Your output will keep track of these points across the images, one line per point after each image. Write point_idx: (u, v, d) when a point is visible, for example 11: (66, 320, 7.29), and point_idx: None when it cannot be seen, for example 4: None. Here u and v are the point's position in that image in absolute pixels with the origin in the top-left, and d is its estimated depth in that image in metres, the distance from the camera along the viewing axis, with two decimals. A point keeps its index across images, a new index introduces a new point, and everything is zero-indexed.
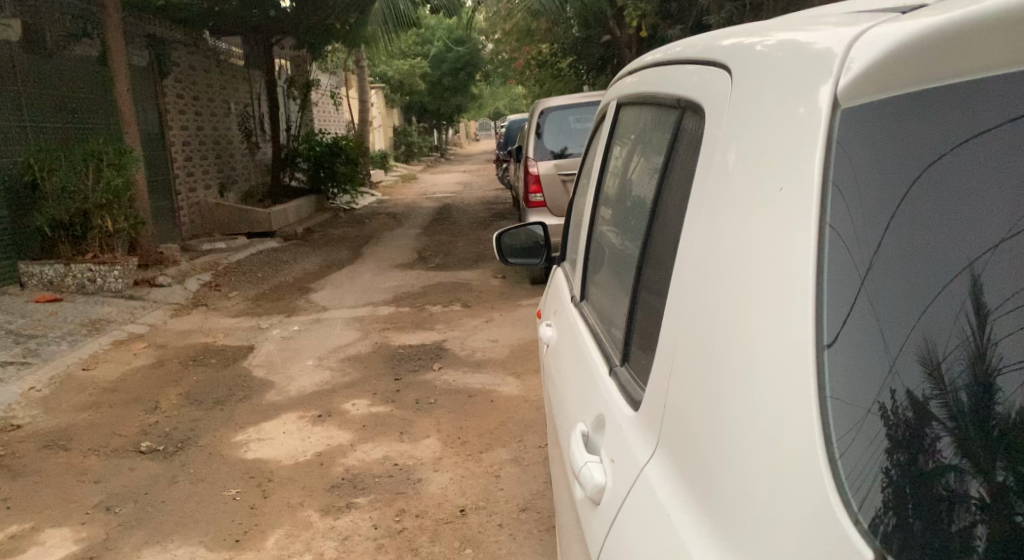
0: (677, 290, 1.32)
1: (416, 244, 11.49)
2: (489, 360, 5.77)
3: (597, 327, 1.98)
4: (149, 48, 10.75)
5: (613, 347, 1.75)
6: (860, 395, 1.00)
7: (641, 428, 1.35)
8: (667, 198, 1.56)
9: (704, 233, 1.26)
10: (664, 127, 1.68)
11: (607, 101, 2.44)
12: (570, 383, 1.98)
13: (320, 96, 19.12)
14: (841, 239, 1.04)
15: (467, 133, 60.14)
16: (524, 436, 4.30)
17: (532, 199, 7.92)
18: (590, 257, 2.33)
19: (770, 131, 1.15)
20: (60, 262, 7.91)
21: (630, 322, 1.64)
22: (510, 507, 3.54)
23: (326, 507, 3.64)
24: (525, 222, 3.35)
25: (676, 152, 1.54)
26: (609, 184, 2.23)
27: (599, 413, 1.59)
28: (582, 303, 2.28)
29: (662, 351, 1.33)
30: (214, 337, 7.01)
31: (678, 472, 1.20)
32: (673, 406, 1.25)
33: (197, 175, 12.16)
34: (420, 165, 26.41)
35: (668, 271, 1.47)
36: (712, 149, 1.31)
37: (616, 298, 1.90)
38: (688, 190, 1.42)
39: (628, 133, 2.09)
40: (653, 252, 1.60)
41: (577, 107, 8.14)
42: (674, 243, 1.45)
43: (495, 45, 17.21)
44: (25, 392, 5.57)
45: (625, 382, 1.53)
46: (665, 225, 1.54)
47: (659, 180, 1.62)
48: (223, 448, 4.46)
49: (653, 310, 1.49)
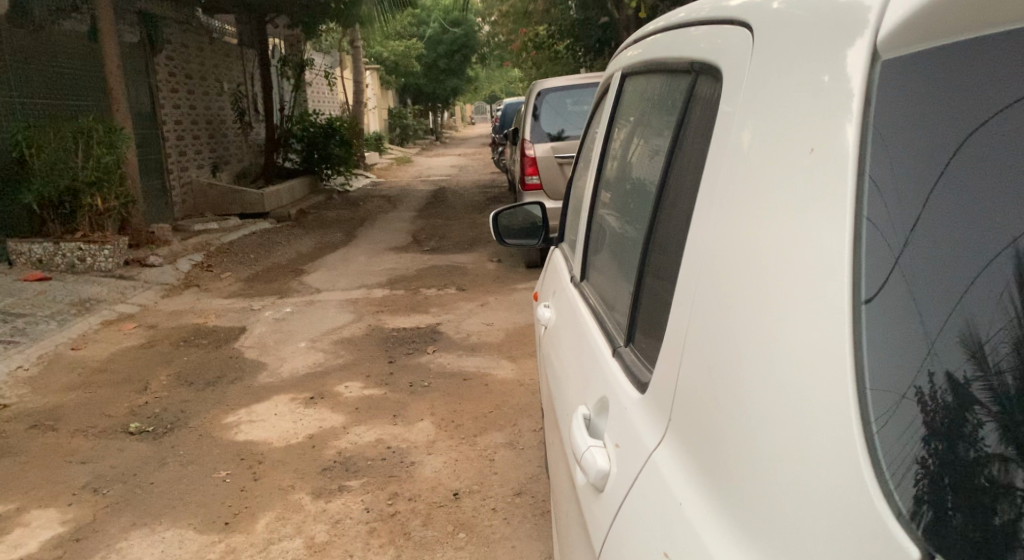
0: (691, 266, 1.26)
1: (411, 227, 11.42)
2: (483, 343, 5.71)
3: (598, 308, 1.91)
4: (140, 24, 10.60)
5: (616, 329, 1.68)
6: (893, 376, 0.93)
7: (649, 411, 1.30)
8: (676, 170, 1.49)
9: (722, 210, 1.19)
10: (673, 95, 1.61)
11: (612, 73, 2.37)
12: (571, 363, 1.92)
13: (314, 77, 18.97)
14: (876, 215, 0.97)
15: (462, 117, 59.91)
16: (518, 420, 4.26)
17: (528, 182, 7.84)
18: (590, 236, 2.26)
19: (799, 102, 1.09)
20: (49, 241, 7.80)
21: (635, 304, 1.58)
22: (504, 491, 3.50)
23: (318, 490, 3.58)
24: (522, 202, 3.28)
25: (688, 120, 1.47)
26: (612, 158, 2.15)
27: (602, 395, 1.53)
28: (582, 283, 2.22)
29: (673, 331, 1.28)
30: (205, 317, 6.93)
31: (691, 457, 1.14)
32: (685, 387, 1.19)
33: (189, 154, 12.05)
34: (416, 149, 26.29)
35: (677, 246, 1.40)
36: (731, 113, 1.24)
37: (617, 279, 1.83)
38: (700, 159, 1.36)
39: (632, 102, 2.02)
40: (661, 227, 1.52)
41: (574, 89, 8.04)
42: (685, 216, 1.38)
43: (492, 27, 17.10)
44: (12, 371, 5.50)
45: (629, 362, 1.48)
46: (675, 198, 1.47)
47: (669, 152, 1.55)
48: (213, 430, 4.40)
49: (661, 292, 1.43)
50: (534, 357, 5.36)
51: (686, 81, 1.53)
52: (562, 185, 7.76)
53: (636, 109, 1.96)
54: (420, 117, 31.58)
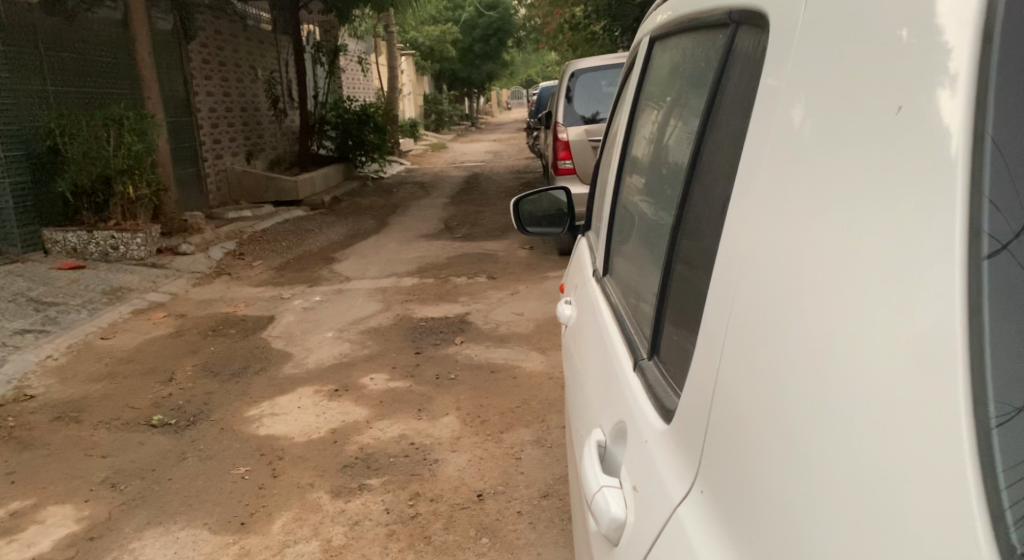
0: (730, 257, 1.07)
1: (443, 213, 11.29)
2: (513, 333, 5.55)
3: (622, 305, 1.74)
4: (174, 11, 10.54)
5: (642, 331, 1.50)
6: (1006, 389, 0.76)
7: (676, 435, 1.12)
8: (712, 143, 1.30)
9: (770, 192, 1.00)
10: (710, 56, 1.41)
11: (639, 40, 2.17)
12: (590, 368, 1.75)
13: (349, 62, 18.87)
14: (991, 189, 0.77)
15: (497, 103, 59.67)
16: (547, 415, 4.09)
17: (561, 166, 7.61)
18: (615, 221, 2.08)
19: (877, 54, 0.89)
20: (83, 229, 7.78)
21: (661, 304, 1.40)
22: (530, 493, 3.33)
23: (338, 489, 3.46)
24: (548, 187, 3.09)
25: (727, 82, 1.27)
26: (641, 135, 1.97)
27: (619, 420, 1.36)
28: (605, 278, 2.04)
29: (707, 332, 1.09)
30: (235, 306, 6.86)
31: (736, 490, 0.95)
32: (725, 400, 1.01)
33: (224, 142, 12.02)
34: (451, 136, 26.15)
35: (711, 230, 1.21)
36: (782, 73, 1.04)
37: (645, 271, 1.65)
38: (740, 125, 1.17)
39: (664, 70, 1.83)
40: (694, 208, 1.33)
41: (607, 70, 7.86)
42: (721, 198, 1.20)
43: (528, 9, 16.92)
44: (41, 361, 5.47)
45: (652, 381, 1.30)
46: (709, 173, 1.28)
47: (702, 125, 1.36)
48: (236, 423, 4.29)
49: (693, 283, 1.24)
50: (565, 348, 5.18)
51: (724, 37, 1.33)
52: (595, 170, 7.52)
53: (668, 78, 1.77)
54: (455, 103, 31.39)
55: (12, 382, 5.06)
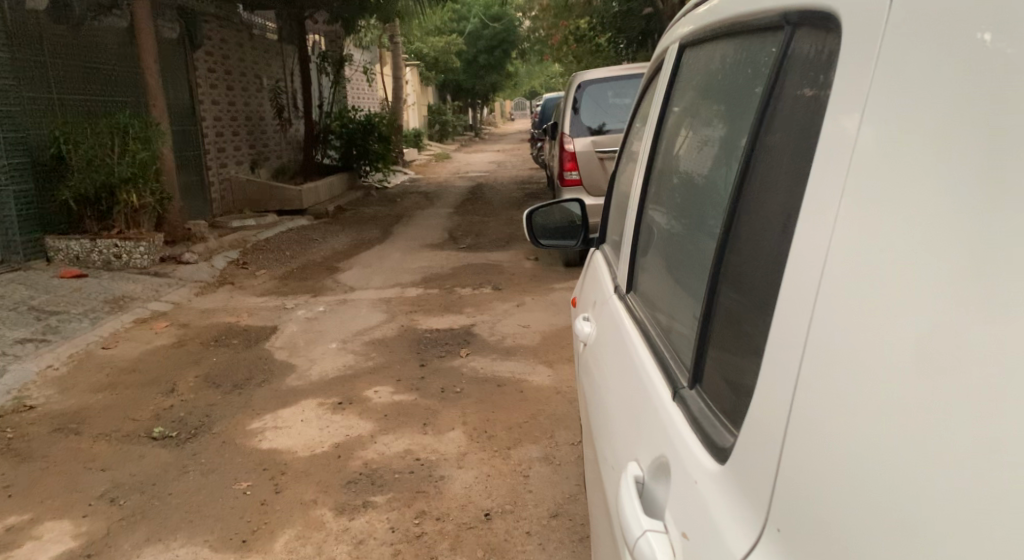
0: (802, 279, 0.98)
1: (447, 223, 11.22)
2: (520, 346, 5.47)
3: (652, 326, 1.66)
4: (180, 20, 10.50)
5: (680, 356, 1.42)
6: None
7: (737, 475, 1.04)
8: (765, 156, 1.22)
9: (847, 215, 0.93)
10: (758, 62, 1.34)
11: (665, 45, 2.09)
12: (618, 393, 1.67)
13: (353, 72, 18.86)
14: None
15: (501, 113, 59.72)
16: (555, 432, 4.00)
17: (567, 177, 7.57)
18: (638, 235, 2.01)
19: (984, 68, 0.82)
20: (86, 238, 7.71)
21: (705, 328, 1.32)
22: (539, 512, 3.25)
23: (342, 506, 3.38)
24: (560, 199, 3.04)
25: (781, 89, 1.20)
26: (668, 145, 1.89)
27: (659, 454, 1.28)
28: (629, 295, 1.96)
29: (773, 361, 1.01)
30: (238, 316, 6.79)
31: (822, 540, 0.87)
32: (801, 440, 0.93)
33: (228, 151, 11.99)
34: (455, 145, 26.12)
35: (769, 249, 1.13)
36: (860, 80, 0.96)
37: (679, 291, 1.58)
38: (803, 137, 1.09)
39: (696, 78, 1.75)
40: (743, 225, 1.25)
41: (615, 81, 7.72)
42: (780, 214, 1.12)
43: (533, 21, 16.91)
44: (41, 371, 5.40)
45: (698, 413, 1.22)
46: (763, 187, 1.20)
47: (751, 139, 1.28)
48: (238, 437, 4.22)
49: (747, 312, 1.17)
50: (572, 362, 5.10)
51: (778, 43, 1.25)
52: (601, 182, 7.48)
53: (702, 85, 1.69)
54: (459, 113, 31.37)
55: (12, 391, 4.99)
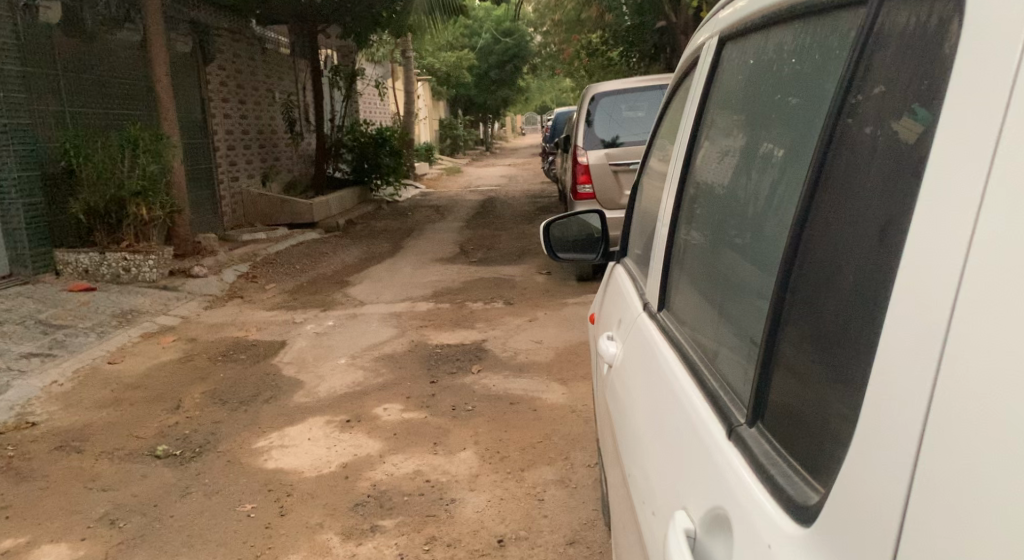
0: (920, 309, 0.83)
1: (458, 237, 11.11)
2: (533, 363, 5.33)
3: (695, 352, 1.51)
4: (193, 34, 10.47)
5: (735, 389, 1.28)
6: None
7: (826, 538, 0.90)
8: (845, 156, 1.06)
9: (973, 243, 0.78)
10: (832, 51, 1.18)
11: (705, 40, 1.94)
12: (654, 423, 1.53)
13: (366, 87, 18.87)
14: None
15: (513, 128, 59.84)
16: (570, 452, 3.87)
17: (580, 190, 7.46)
18: (675, 250, 1.86)
19: None
20: (95, 250, 7.62)
21: (766, 357, 1.17)
22: (555, 540, 3.10)
23: (349, 530, 3.25)
24: (578, 211, 2.92)
25: (867, 78, 1.04)
26: (710, 151, 1.74)
27: (712, 503, 1.14)
28: (663, 313, 1.82)
29: (883, 405, 0.85)
30: (246, 330, 6.68)
31: None
32: (927, 509, 0.78)
33: (240, 164, 11.93)
34: (466, 160, 26.06)
35: (855, 268, 0.98)
36: (992, 67, 0.79)
37: (730, 311, 1.43)
38: (903, 132, 0.94)
39: (744, 76, 1.60)
40: (813, 239, 1.10)
41: (628, 93, 7.60)
42: (870, 227, 0.97)
43: (545, 36, 16.88)
44: (46, 386, 5.30)
45: (768, 457, 1.08)
46: (842, 195, 1.05)
47: (823, 139, 1.13)
48: (243, 456, 4.08)
49: (826, 339, 1.02)
50: (586, 379, 4.96)
51: (859, 25, 1.10)
52: (615, 195, 7.38)
53: (753, 83, 1.54)
54: (470, 127, 31.32)
55: (14, 408, 4.89)
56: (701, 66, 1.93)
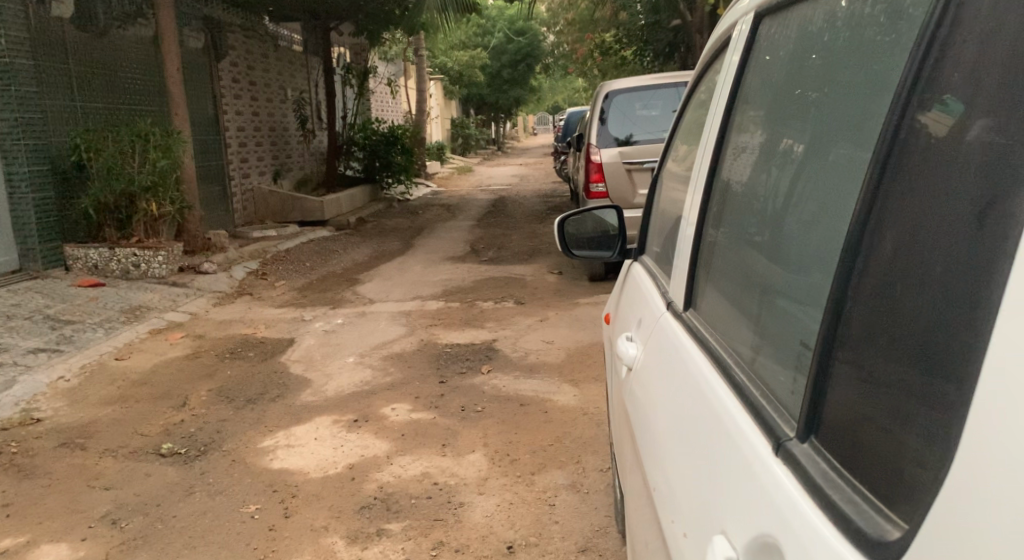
0: None
1: (469, 236, 11.02)
2: (544, 363, 5.24)
3: (727, 356, 1.42)
4: (205, 30, 10.42)
5: (777, 400, 1.19)
6: None
7: None
8: (918, 146, 0.96)
9: None
10: (890, 25, 1.08)
11: (733, 25, 1.83)
12: (680, 434, 1.44)
13: (378, 85, 18.81)
14: None
15: (524, 129, 59.77)
16: (582, 456, 3.77)
17: (593, 189, 7.36)
18: (700, 250, 1.76)
19: None
20: (105, 246, 7.57)
21: (821, 366, 1.07)
22: (566, 547, 3.01)
23: (355, 534, 3.16)
24: (592, 206, 2.82)
25: (948, 51, 0.93)
26: (737, 143, 1.64)
27: (758, 531, 1.05)
28: (689, 314, 1.73)
29: (990, 431, 0.75)
30: (255, 328, 6.61)
31: None
32: None
33: (251, 161, 11.92)
34: (478, 159, 25.99)
35: (940, 269, 0.88)
36: None
37: (763, 314, 1.34)
38: (1005, 110, 0.84)
39: (774, 59, 1.49)
40: (875, 239, 1.00)
41: (643, 91, 7.49)
42: (961, 222, 0.87)
43: (558, 35, 16.79)
44: (52, 382, 5.23)
45: (834, 479, 0.98)
46: (916, 186, 0.95)
47: (886, 127, 1.02)
48: (248, 456, 4.01)
49: (904, 351, 0.92)
50: (598, 381, 4.85)
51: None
52: (628, 193, 7.28)
53: (783, 67, 1.44)
54: (481, 127, 31.23)
55: (19, 404, 4.83)
56: (729, 51, 1.82)
